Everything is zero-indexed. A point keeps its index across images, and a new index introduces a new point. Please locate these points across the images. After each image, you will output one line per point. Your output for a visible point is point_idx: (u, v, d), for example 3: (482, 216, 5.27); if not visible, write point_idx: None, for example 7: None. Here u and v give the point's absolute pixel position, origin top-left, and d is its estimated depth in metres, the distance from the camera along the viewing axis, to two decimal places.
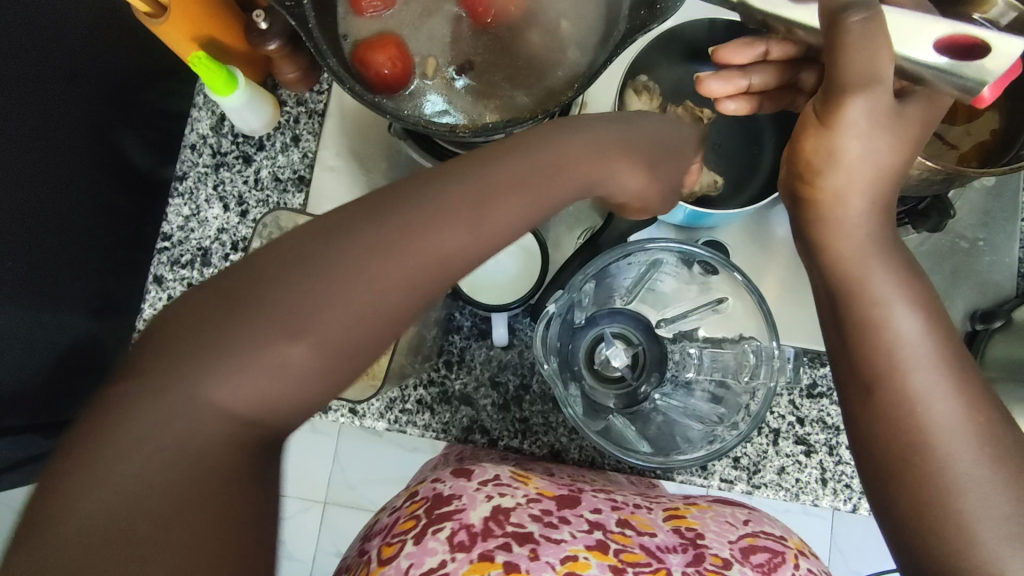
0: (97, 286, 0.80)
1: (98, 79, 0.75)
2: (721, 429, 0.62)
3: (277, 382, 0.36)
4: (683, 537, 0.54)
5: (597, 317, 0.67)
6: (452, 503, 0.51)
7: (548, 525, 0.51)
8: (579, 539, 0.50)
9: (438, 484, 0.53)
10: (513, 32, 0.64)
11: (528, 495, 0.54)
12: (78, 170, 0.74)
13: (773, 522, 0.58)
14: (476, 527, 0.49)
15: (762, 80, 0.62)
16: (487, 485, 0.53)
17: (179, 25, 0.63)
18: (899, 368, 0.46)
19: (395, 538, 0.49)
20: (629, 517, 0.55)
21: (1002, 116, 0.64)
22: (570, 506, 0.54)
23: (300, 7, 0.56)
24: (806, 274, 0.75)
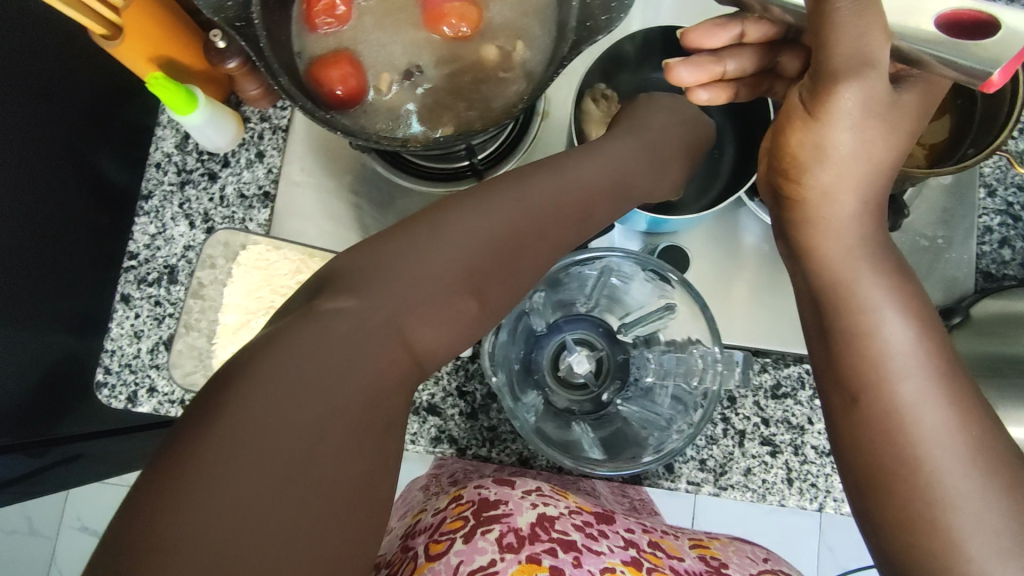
0: (77, 304, 0.80)
1: (73, 96, 0.75)
2: (671, 431, 0.62)
3: (255, 410, 0.37)
4: (708, 564, 0.57)
5: (559, 324, 0.68)
6: (499, 507, 0.54)
7: (589, 536, 0.54)
8: (616, 553, 0.53)
9: (484, 488, 0.56)
10: (467, 44, 0.66)
11: (569, 507, 0.56)
12: (56, 191, 0.74)
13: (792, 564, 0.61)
14: (523, 531, 0.52)
15: (737, 63, 0.60)
16: (531, 494, 0.56)
17: (135, 45, 0.63)
18: (887, 379, 0.46)
19: (445, 535, 0.52)
20: (659, 540, 0.58)
21: (954, 118, 0.65)
22: (607, 523, 0.56)
23: (252, 27, 0.57)
24: (767, 276, 0.76)
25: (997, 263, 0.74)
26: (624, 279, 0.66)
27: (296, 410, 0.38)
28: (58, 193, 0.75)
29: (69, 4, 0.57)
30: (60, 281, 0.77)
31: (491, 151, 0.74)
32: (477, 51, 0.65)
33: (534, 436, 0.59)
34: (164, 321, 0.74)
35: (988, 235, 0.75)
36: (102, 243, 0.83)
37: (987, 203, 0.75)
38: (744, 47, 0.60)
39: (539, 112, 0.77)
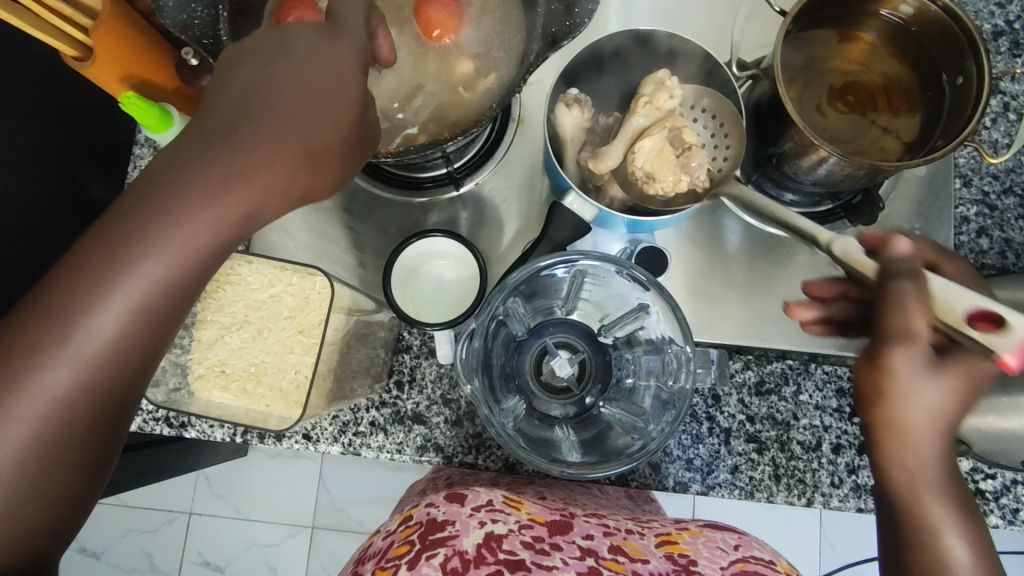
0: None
1: (59, 116, 0.75)
2: (650, 428, 0.62)
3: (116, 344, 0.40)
4: (675, 562, 0.56)
5: (539, 328, 0.68)
6: (446, 528, 0.53)
7: (539, 552, 0.54)
8: (571, 566, 0.53)
9: (433, 509, 0.55)
10: (439, 55, 0.66)
11: (520, 521, 0.56)
12: (34, 208, 0.74)
13: (762, 547, 0.59)
14: (469, 555, 0.51)
15: (837, 306, 0.56)
16: (480, 511, 0.56)
17: (107, 67, 0.64)
18: (894, 434, 0.45)
19: (390, 562, 0.51)
20: (622, 543, 0.58)
21: (922, 112, 0.66)
22: (561, 533, 0.57)
23: (219, 44, 0.58)
24: (749, 274, 0.76)
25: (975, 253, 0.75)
26: (598, 281, 0.66)
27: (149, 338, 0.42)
28: (37, 210, 0.74)
29: (37, 26, 0.57)
30: None
31: (469, 158, 0.76)
32: (450, 60, 0.66)
33: (513, 442, 0.58)
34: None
35: (965, 225, 0.75)
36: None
37: (963, 193, 0.76)
38: (852, 303, 0.55)
39: (514, 118, 0.78)
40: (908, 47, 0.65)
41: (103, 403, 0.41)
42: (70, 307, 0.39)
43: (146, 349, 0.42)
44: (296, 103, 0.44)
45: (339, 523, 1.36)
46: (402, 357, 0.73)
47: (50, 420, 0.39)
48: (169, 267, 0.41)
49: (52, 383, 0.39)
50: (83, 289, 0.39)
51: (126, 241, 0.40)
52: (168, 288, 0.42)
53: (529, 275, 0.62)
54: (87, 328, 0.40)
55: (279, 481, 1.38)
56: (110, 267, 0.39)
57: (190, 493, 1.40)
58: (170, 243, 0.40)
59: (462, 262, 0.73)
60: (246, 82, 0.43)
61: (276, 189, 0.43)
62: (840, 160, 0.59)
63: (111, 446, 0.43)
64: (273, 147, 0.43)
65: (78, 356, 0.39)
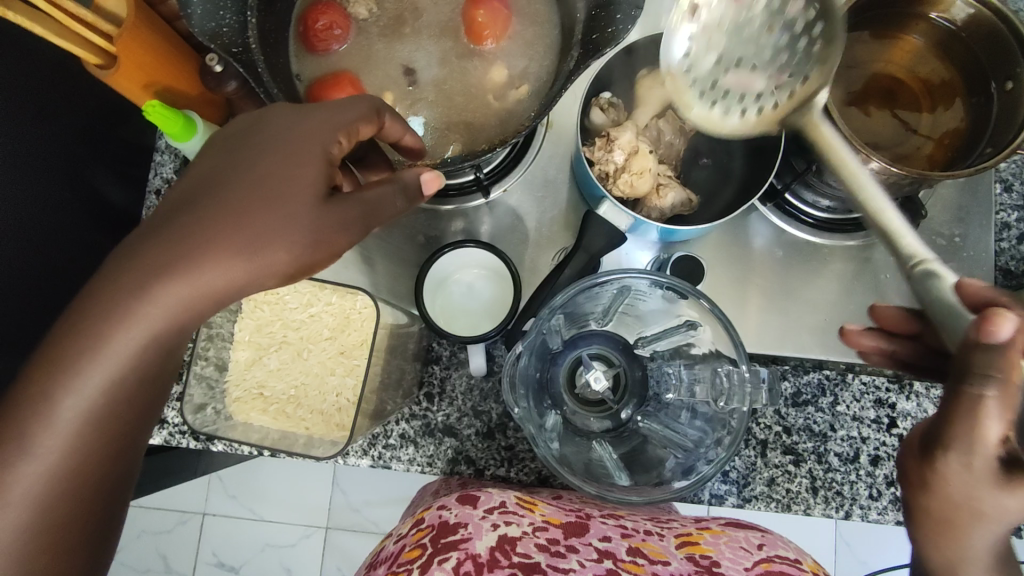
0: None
1: (77, 121, 0.73)
2: (701, 453, 0.61)
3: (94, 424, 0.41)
4: (697, 564, 0.54)
5: (575, 339, 0.65)
6: (458, 532, 0.52)
7: (554, 555, 0.53)
8: (588, 569, 0.52)
9: (446, 511, 0.54)
10: (472, 61, 0.64)
11: (534, 524, 0.55)
12: (52, 218, 0.72)
13: (787, 544, 0.58)
14: (481, 558, 0.50)
15: (902, 341, 0.58)
16: (493, 513, 0.55)
17: (130, 75, 0.62)
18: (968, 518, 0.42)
19: (402, 566, 0.51)
20: (641, 545, 0.56)
21: (967, 111, 0.64)
22: (577, 535, 0.56)
23: (248, 53, 0.56)
24: (785, 283, 0.74)
25: (1016, 260, 0.74)
26: (641, 296, 0.65)
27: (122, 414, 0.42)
28: (54, 219, 0.72)
29: (58, 34, 0.56)
30: None
31: (497, 164, 0.74)
32: (483, 65, 0.64)
33: (552, 458, 0.58)
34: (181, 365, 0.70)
35: (1006, 231, 0.74)
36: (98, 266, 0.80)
37: (1004, 199, 0.74)
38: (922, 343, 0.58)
39: (543, 122, 0.76)
40: (955, 49, 0.63)
41: (82, 498, 0.42)
42: (25, 414, 0.39)
43: (110, 447, 0.42)
44: (254, 186, 0.42)
45: (356, 524, 1.35)
46: (432, 368, 0.72)
47: (27, 522, 0.40)
48: (117, 370, 0.40)
49: (17, 490, 0.39)
50: (36, 398, 0.39)
51: (72, 349, 0.39)
52: (122, 391, 0.41)
53: (573, 291, 0.60)
54: (44, 434, 0.39)
55: (294, 481, 1.38)
56: (60, 373, 0.39)
57: (205, 493, 1.39)
58: (116, 348, 0.40)
59: (494, 273, 0.72)
60: (210, 171, 0.43)
61: (223, 283, 0.41)
62: (888, 170, 0.57)
63: (102, 534, 0.43)
64: (216, 232, 0.41)
65: (43, 459, 0.39)
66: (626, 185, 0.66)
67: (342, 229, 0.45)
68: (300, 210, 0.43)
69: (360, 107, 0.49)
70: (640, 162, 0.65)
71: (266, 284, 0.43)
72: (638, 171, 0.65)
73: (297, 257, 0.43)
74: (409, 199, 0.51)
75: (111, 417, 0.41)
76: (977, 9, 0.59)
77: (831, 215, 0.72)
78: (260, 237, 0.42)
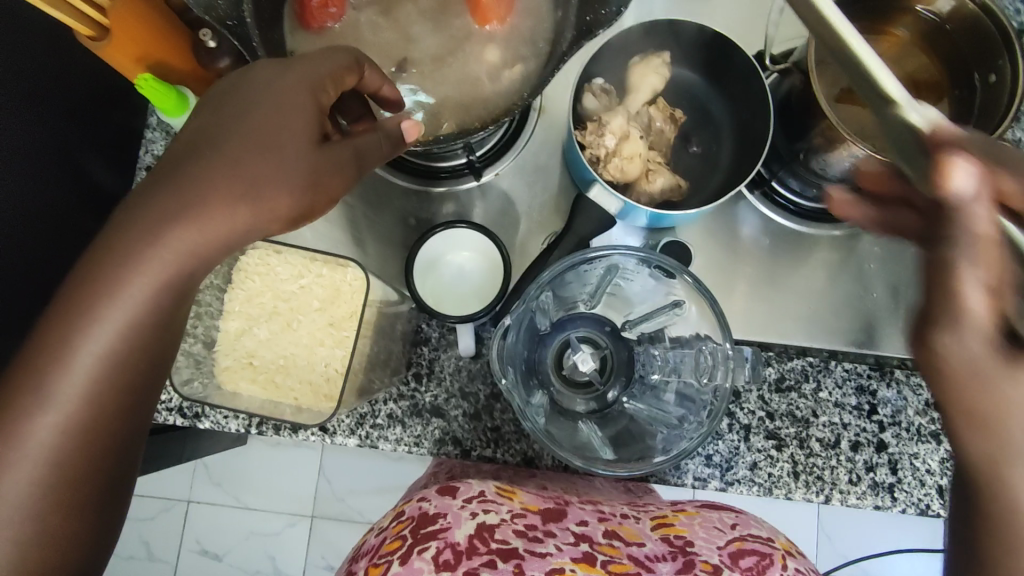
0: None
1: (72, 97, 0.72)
2: (682, 429, 0.62)
3: (98, 373, 0.40)
4: (671, 544, 0.55)
5: (563, 321, 0.66)
6: (437, 521, 0.52)
7: (532, 540, 0.53)
8: (565, 552, 0.52)
9: (425, 502, 0.54)
10: (466, 41, 0.65)
11: (512, 511, 0.55)
12: (45, 199, 0.71)
13: (761, 525, 0.59)
14: (460, 546, 0.50)
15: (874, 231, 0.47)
16: (471, 502, 0.54)
17: (123, 47, 0.62)
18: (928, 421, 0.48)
19: (383, 558, 0.50)
20: (617, 528, 0.57)
21: (951, 107, 0.65)
22: (555, 520, 0.56)
23: (244, 26, 0.56)
24: (772, 271, 0.76)
25: None
26: (627, 278, 0.66)
27: (124, 366, 0.41)
28: (45, 199, 0.71)
29: (53, 6, 0.55)
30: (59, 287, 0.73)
31: (489, 148, 0.75)
32: (476, 47, 0.65)
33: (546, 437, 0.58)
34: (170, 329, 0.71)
35: None
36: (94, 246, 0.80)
37: None
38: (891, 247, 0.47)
39: (536, 107, 0.77)
40: (941, 44, 0.65)
41: (96, 454, 0.42)
42: (42, 360, 0.39)
43: (123, 400, 0.42)
44: (252, 138, 0.43)
45: (342, 513, 1.35)
46: (421, 349, 0.72)
47: (42, 476, 0.40)
48: (132, 315, 0.41)
49: (36, 438, 0.39)
50: (52, 346, 0.40)
51: (87, 295, 0.40)
52: (131, 339, 0.41)
53: (559, 269, 0.61)
54: (63, 383, 0.40)
55: (278, 470, 1.37)
56: (76, 319, 0.40)
57: (189, 481, 1.39)
58: (127, 294, 0.40)
59: (485, 254, 0.72)
60: (213, 126, 0.43)
61: (231, 231, 0.41)
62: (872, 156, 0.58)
63: (110, 495, 0.43)
64: (217, 177, 0.41)
65: (59, 408, 0.40)
66: (618, 170, 0.66)
67: (336, 173, 0.47)
68: (296, 155, 0.44)
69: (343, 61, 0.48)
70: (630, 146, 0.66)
71: (270, 228, 0.44)
72: (628, 156, 0.66)
73: (299, 202, 0.44)
74: (392, 147, 0.53)
75: (127, 361, 0.41)
76: (960, 3, 0.60)
77: (819, 205, 0.73)
78: (261, 184, 0.42)
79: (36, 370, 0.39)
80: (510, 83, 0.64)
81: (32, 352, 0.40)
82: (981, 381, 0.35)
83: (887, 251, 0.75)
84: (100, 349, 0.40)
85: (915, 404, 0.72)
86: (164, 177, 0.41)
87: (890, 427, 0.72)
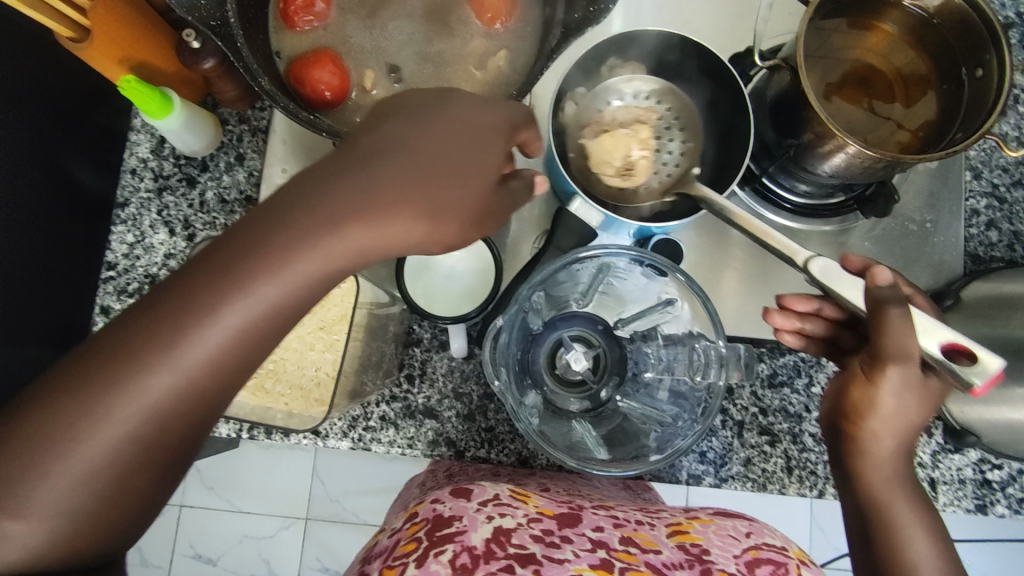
0: (58, 318, 0.73)
1: (57, 97, 0.70)
2: (677, 427, 0.61)
3: (223, 346, 0.38)
4: (687, 552, 0.54)
5: (555, 321, 0.65)
6: (453, 525, 0.51)
7: (549, 545, 0.52)
8: (583, 558, 0.51)
9: (439, 505, 0.54)
10: (453, 40, 0.64)
11: (528, 515, 0.55)
12: (36, 205, 0.69)
13: (773, 534, 0.58)
14: (478, 550, 0.49)
15: (811, 321, 0.62)
16: (486, 506, 0.54)
17: (104, 48, 0.61)
18: (871, 444, 0.52)
19: (397, 560, 0.49)
20: (633, 535, 0.55)
21: (939, 101, 0.65)
22: (571, 526, 0.55)
23: (227, 26, 0.55)
24: (762, 268, 0.75)
25: (984, 245, 0.75)
26: (621, 276, 0.65)
27: (249, 350, 0.40)
28: (33, 207, 0.69)
29: (31, 7, 0.54)
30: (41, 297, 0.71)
31: None
32: (464, 45, 0.64)
33: (537, 435, 0.58)
34: (155, 280, 0.76)
35: (974, 218, 0.76)
36: (88, 255, 0.75)
37: (973, 185, 0.76)
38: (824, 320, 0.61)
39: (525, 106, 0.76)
40: (927, 37, 0.65)
41: (194, 421, 0.40)
42: (182, 318, 0.37)
43: (235, 376, 0.40)
44: (440, 157, 0.43)
45: (336, 515, 1.34)
46: (413, 350, 0.72)
47: (141, 427, 0.38)
48: (279, 294, 0.39)
49: (150, 393, 0.37)
50: (198, 303, 0.38)
51: (249, 260, 0.38)
52: (264, 320, 0.39)
53: (551, 270, 0.60)
54: (193, 349, 0.38)
55: (272, 474, 1.35)
56: (229, 286, 0.38)
57: (182, 486, 1.36)
58: (288, 272, 0.39)
59: (474, 253, 0.72)
60: (398, 134, 0.42)
61: (377, 241, 0.41)
62: (861, 153, 0.57)
63: (182, 460, 0.41)
64: (403, 188, 0.41)
65: (182, 370, 0.38)
66: (644, 166, 0.70)
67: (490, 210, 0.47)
68: (467, 183, 0.44)
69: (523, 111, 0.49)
70: (612, 142, 0.70)
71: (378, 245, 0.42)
72: (647, 152, 0.70)
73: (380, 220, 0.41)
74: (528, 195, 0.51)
75: (257, 340, 0.40)
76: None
77: (809, 201, 0.74)
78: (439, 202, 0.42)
79: (172, 324, 0.37)
80: (500, 82, 0.63)
81: (172, 306, 0.38)
82: (885, 426, 0.51)
83: (877, 245, 0.76)
84: (247, 324, 0.39)
85: None
86: (335, 168, 0.41)
87: None
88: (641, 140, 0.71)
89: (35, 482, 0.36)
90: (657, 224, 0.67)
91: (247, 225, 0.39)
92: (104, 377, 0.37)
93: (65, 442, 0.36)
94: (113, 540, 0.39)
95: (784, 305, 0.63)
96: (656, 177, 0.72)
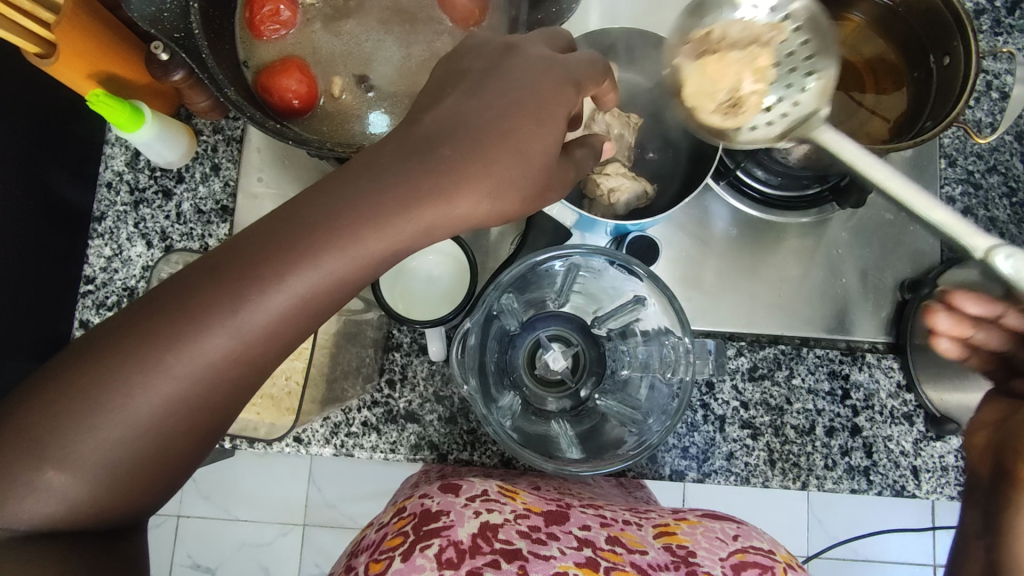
0: (45, 330, 0.74)
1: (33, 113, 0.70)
2: (650, 423, 0.61)
3: (287, 315, 0.38)
4: (674, 554, 0.54)
5: (533, 321, 0.67)
6: (440, 519, 0.51)
7: (536, 542, 0.52)
8: (568, 556, 0.51)
9: (427, 499, 0.54)
10: (423, 43, 0.64)
11: (516, 511, 0.54)
12: (15, 220, 0.69)
13: (761, 536, 0.58)
14: (463, 545, 0.49)
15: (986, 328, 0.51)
16: (474, 501, 0.54)
17: (71, 63, 0.61)
18: None
19: (384, 554, 0.49)
20: (619, 535, 0.55)
21: (908, 93, 0.65)
22: (558, 523, 0.55)
23: (191, 38, 0.55)
24: (741, 263, 0.76)
25: None
26: (592, 274, 0.65)
27: (299, 326, 0.39)
28: (13, 222, 0.69)
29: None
30: (22, 312, 0.71)
31: None
32: (434, 48, 0.64)
33: (510, 439, 0.58)
34: (133, 292, 0.76)
35: (951, 205, 0.76)
36: (69, 267, 0.75)
37: (948, 172, 0.76)
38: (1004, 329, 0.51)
39: None
40: (894, 26, 0.66)
41: (240, 387, 0.39)
42: (243, 281, 0.37)
43: (287, 347, 0.40)
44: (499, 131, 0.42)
45: (332, 521, 1.34)
46: (393, 355, 0.72)
47: (189, 388, 0.37)
48: (336, 272, 0.38)
49: (202, 354, 0.37)
50: (259, 268, 0.37)
51: (311, 232, 0.38)
52: (323, 296, 0.39)
53: (518, 271, 0.60)
54: (251, 317, 0.37)
55: (267, 482, 1.34)
56: (289, 257, 0.37)
57: (178, 497, 1.36)
58: (350, 249, 0.38)
59: (450, 256, 0.72)
60: (457, 111, 0.42)
61: (416, 231, 0.40)
62: (832, 144, 0.57)
63: (224, 423, 0.40)
64: (465, 167, 0.41)
65: (234, 335, 0.37)
66: (754, 104, 0.57)
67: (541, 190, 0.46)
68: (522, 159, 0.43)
69: (591, 66, 0.46)
70: (719, 69, 0.58)
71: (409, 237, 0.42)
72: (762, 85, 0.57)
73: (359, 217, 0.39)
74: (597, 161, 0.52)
75: (308, 316, 0.39)
76: None
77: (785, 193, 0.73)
78: (500, 181, 0.42)
79: (229, 286, 0.37)
80: None
81: (233, 269, 0.37)
82: None
83: (854, 235, 0.76)
84: (314, 297, 0.39)
85: (887, 387, 0.73)
86: (390, 151, 0.40)
87: (864, 411, 0.72)
88: (757, 67, 0.57)
89: (84, 433, 0.36)
90: (633, 220, 0.66)
91: (304, 205, 0.39)
92: (156, 331, 0.36)
93: (114, 398, 0.36)
94: (151, 493, 0.39)
95: (952, 302, 0.52)
96: (766, 116, 0.57)
